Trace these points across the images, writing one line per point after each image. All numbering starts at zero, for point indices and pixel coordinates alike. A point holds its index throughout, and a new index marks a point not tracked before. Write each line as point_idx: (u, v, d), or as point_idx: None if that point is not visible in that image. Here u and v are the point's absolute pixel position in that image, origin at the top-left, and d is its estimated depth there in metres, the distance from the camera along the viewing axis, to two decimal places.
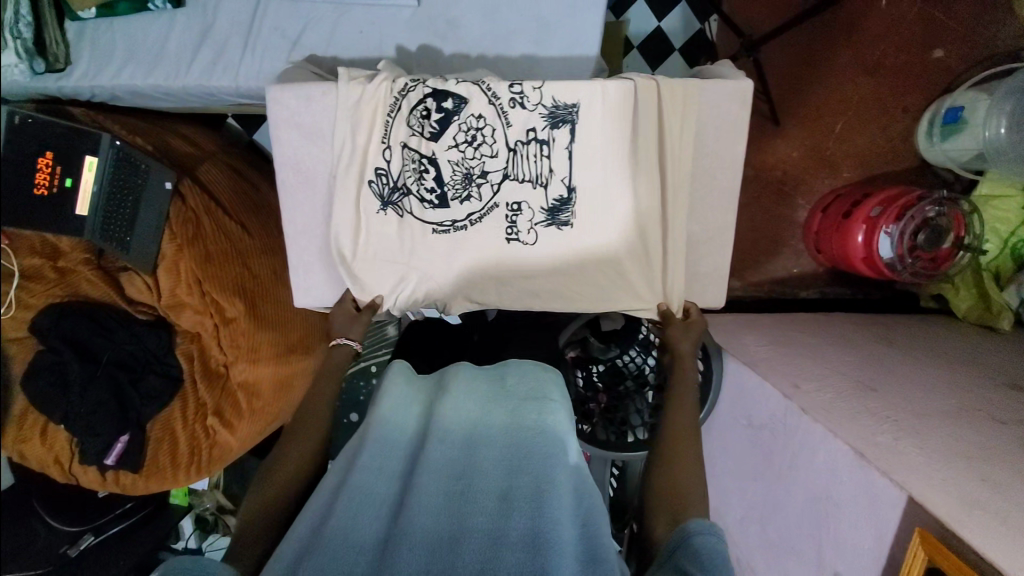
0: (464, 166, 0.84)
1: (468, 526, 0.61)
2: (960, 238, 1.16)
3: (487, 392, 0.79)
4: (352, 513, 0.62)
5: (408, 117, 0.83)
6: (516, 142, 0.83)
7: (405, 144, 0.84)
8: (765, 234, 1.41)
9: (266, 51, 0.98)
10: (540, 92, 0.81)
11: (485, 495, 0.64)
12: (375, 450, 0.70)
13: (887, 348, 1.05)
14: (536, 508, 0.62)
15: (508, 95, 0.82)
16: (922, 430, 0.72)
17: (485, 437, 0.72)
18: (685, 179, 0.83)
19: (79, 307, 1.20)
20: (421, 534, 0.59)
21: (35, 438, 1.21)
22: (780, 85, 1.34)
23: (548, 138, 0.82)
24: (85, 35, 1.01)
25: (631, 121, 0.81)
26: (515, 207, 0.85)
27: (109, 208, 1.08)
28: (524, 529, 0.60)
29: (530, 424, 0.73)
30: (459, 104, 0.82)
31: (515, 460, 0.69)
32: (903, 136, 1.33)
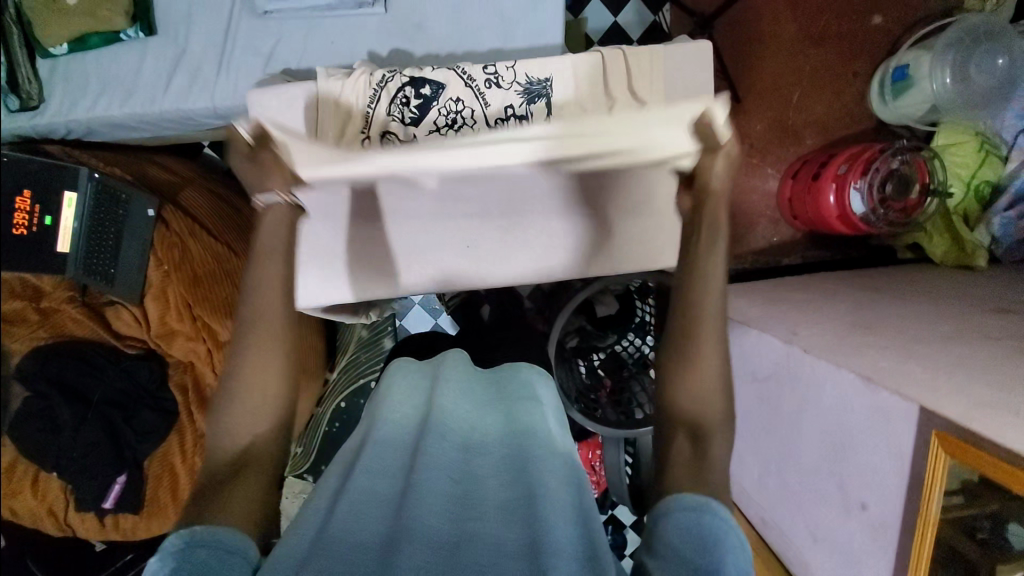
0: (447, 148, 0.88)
1: (468, 533, 0.60)
2: (926, 185, 1.22)
3: (482, 399, 0.81)
4: (355, 518, 0.60)
5: (388, 106, 0.87)
6: (494, 121, 0.88)
7: (390, 129, 0.87)
8: (742, 207, 1.45)
9: (239, 69, 1.00)
10: (513, 71, 0.87)
11: (484, 502, 0.65)
12: (378, 451, 0.70)
13: (874, 295, 1.09)
14: (531, 512, 0.62)
15: (482, 77, 0.87)
16: (921, 353, 0.74)
17: (481, 445, 0.73)
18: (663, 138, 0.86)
19: (66, 348, 1.16)
20: (423, 532, 0.58)
21: (25, 489, 1.16)
22: (738, 63, 1.41)
23: (526, 113, 0.87)
24: (58, 71, 1.02)
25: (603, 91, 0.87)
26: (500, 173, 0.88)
27: (92, 240, 1.07)
28: (522, 539, 0.59)
29: (525, 425, 0.74)
30: (436, 90, 0.87)
31: (512, 466, 0.69)
32: (858, 100, 1.40)
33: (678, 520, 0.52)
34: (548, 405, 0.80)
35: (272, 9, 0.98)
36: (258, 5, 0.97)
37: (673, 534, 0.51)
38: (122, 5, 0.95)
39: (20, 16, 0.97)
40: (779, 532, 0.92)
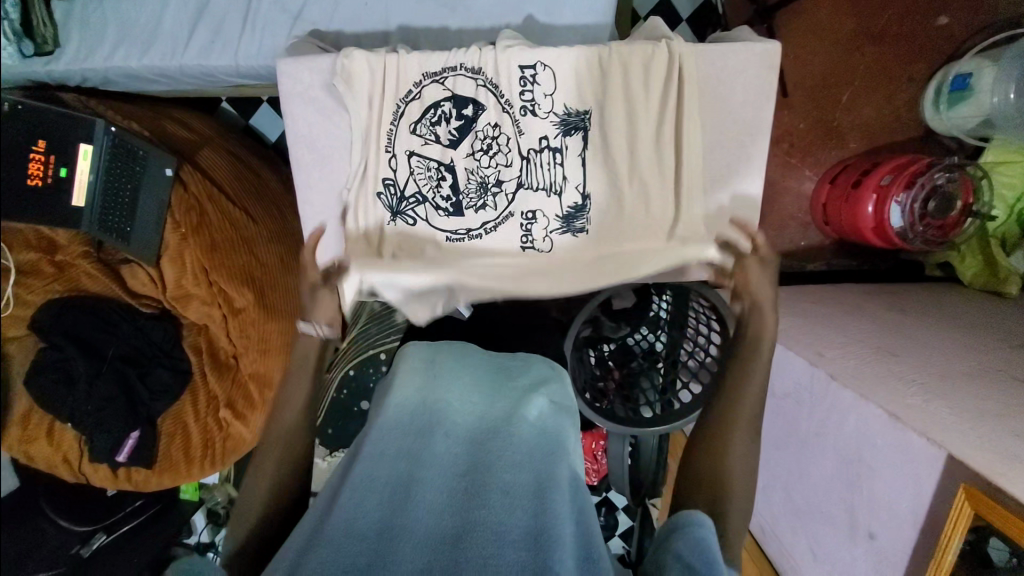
0: (479, 176, 0.82)
1: (472, 524, 0.58)
2: (968, 205, 1.17)
3: (492, 386, 0.78)
4: (352, 504, 0.60)
5: (417, 122, 0.81)
6: (529, 151, 0.81)
7: (415, 152, 0.82)
8: (773, 207, 1.41)
9: (266, 27, 0.94)
10: (551, 99, 0.80)
11: (489, 489, 0.62)
12: (379, 437, 0.68)
13: (901, 316, 1.06)
14: (539, 503, 0.61)
15: (519, 102, 0.80)
16: (951, 391, 0.73)
17: (492, 430, 0.70)
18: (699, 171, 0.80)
19: (80, 303, 1.16)
20: (423, 532, 0.58)
21: (41, 438, 1.19)
22: (790, 54, 1.33)
23: (560, 146, 0.81)
24: (73, 15, 0.96)
25: (658, 97, 0.79)
26: (530, 216, 0.83)
27: (107, 197, 1.04)
28: (526, 525, 0.59)
29: (532, 421, 0.72)
30: (477, 111, 0.81)
31: (523, 455, 0.67)
32: (908, 105, 1.33)
33: (682, 534, 0.56)
34: (556, 398, 0.77)
35: None
36: None
37: (676, 545, 0.55)
38: None
39: None
40: (781, 544, 0.94)
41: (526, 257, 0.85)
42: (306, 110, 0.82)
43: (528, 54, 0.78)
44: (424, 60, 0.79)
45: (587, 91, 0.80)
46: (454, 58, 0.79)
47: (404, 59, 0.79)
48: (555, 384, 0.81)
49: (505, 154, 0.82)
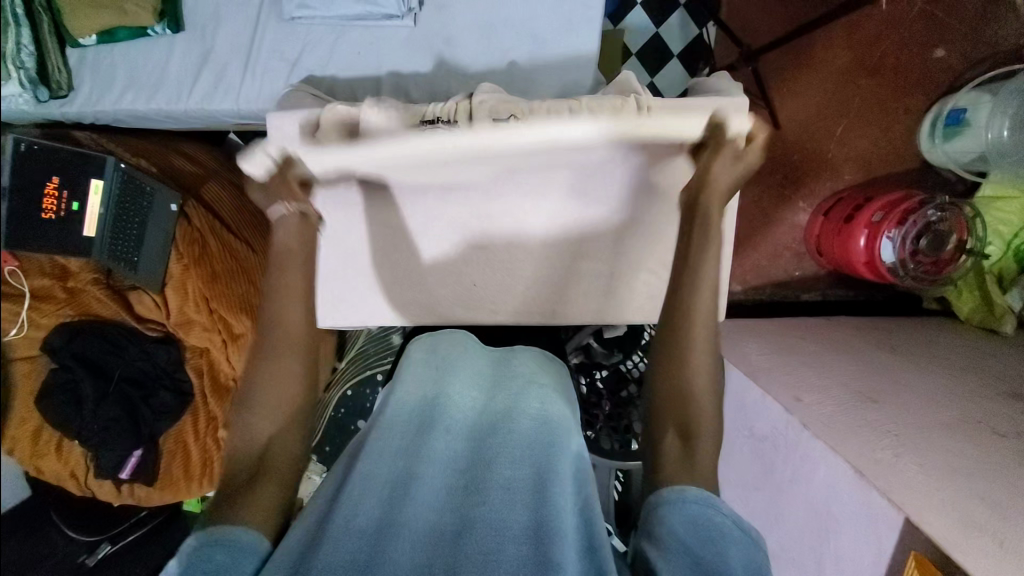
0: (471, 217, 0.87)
1: (473, 521, 0.59)
2: (962, 242, 1.16)
3: (490, 377, 0.76)
4: (354, 501, 0.60)
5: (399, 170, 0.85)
6: None
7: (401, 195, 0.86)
8: (767, 236, 1.41)
9: (265, 72, 0.99)
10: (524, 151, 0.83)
11: (489, 485, 0.63)
12: (380, 433, 0.68)
13: (888, 355, 1.06)
14: (539, 498, 0.61)
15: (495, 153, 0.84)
16: (920, 444, 0.73)
17: (492, 424, 0.69)
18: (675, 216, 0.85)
19: (89, 327, 1.22)
20: (423, 529, 0.60)
21: (50, 453, 1.24)
22: (784, 86, 1.33)
23: None
24: (89, 60, 1.03)
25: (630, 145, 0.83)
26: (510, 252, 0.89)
27: (117, 227, 1.09)
28: (527, 520, 0.59)
29: (532, 413, 0.70)
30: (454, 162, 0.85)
31: (523, 450, 0.66)
32: (905, 137, 1.32)
33: (685, 512, 0.58)
34: (558, 395, 0.75)
35: (300, 15, 0.95)
36: (287, 9, 0.94)
37: (679, 523, 0.58)
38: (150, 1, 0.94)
39: (50, 4, 0.96)
40: None
41: (511, 290, 0.93)
42: (294, 157, 0.85)
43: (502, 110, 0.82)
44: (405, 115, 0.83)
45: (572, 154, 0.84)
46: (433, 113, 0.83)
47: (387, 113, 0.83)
48: (552, 376, 0.80)
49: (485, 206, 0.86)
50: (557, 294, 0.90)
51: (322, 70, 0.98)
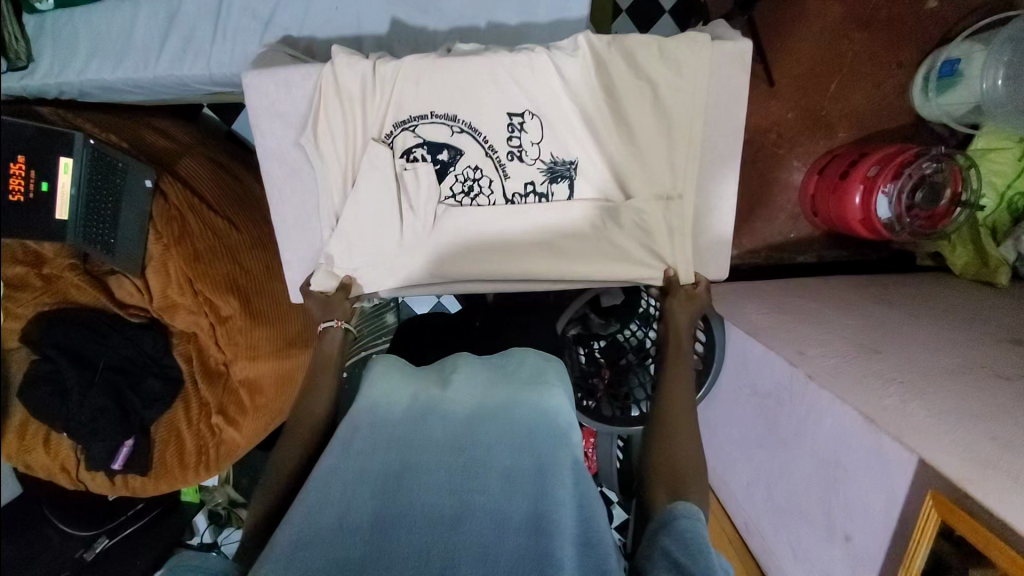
0: (464, 181, 0.85)
1: (471, 511, 0.63)
2: (957, 194, 1.16)
3: (489, 369, 0.80)
4: (348, 497, 0.65)
5: (410, 147, 0.84)
6: (514, 194, 0.86)
7: (410, 161, 0.84)
8: (762, 198, 1.39)
9: (238, 35, 0.93)
10: (538, 147, 0.84)
11: (488, 477, 0.66)
12: (373, 430, 0.71)
13: (887, 309, 1.06)
14: (539, 491, 0.64)
15: (506, 148, 0.84)
16: (927, 390, 0.73)
17: (491, 415, 0.72)
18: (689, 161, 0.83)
19: (68, 314, 1.17)
20: (422, 518, 0.63)
21: (38, 448, 1.21)
22: (777, 43, 1.31)
23: (546, 192, 0.86)
24: (47, 29, 0.96)
25: (639, 86, 0.81)
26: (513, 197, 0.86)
27: (89, 210, 1.04)
28: (525, 511, 0.63)
29: (531, 405, 0.73)
30: (454, 155, 0.85)
31: (521, 441, 0.69)
32: (898, 91, 1.31)
33: (676, 527, 0.61)
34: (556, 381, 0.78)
35: None
36: None
37: (670, 540, 0.60)
38: None
39: None
40: (763, 541, 0.95)
41: (524, 248, 0.87)
42: (272, 123, 0.83)
43: (518, 103, 0.83)
44: (406, 96, 0.82)
45: (562, 133, 0.84)
46: (421, 73, 0.81)
47: (386, 68, 0.81)
48: (551, 365, 0.82)
49: (488, 196, 0.86)
50: (555, 258, 0.87)
51: (297, 28, 0.92)
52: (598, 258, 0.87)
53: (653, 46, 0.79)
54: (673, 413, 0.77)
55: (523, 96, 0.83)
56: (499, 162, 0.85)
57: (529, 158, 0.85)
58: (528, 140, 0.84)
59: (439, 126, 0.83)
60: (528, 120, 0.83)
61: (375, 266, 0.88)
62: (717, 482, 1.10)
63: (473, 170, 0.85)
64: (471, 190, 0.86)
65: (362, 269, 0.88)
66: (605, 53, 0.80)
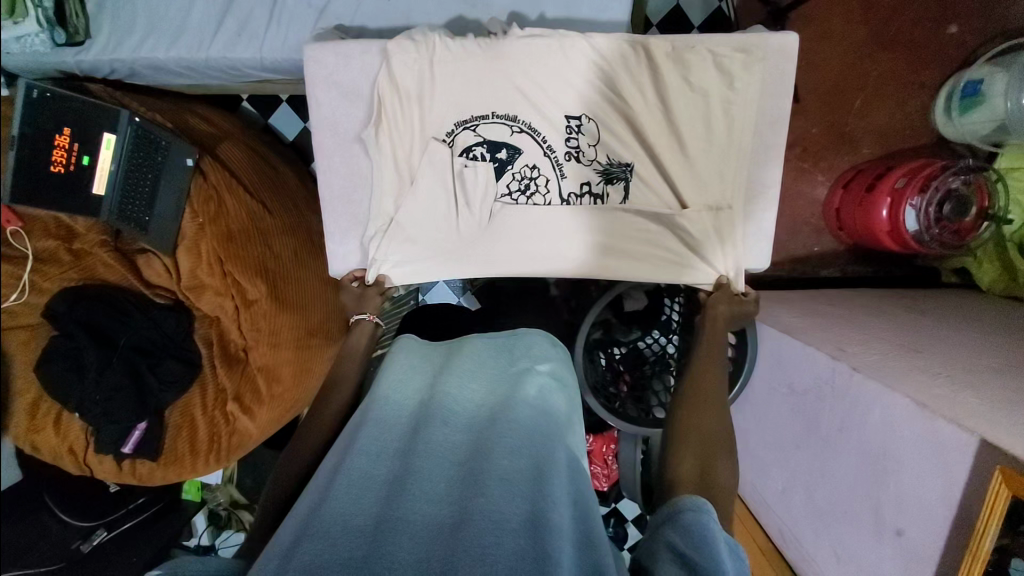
0: (521, 180, 0.84)
1: (471, 513, 0.58)
2: (984, 209, 1.17)
3: (489, 371, 0.79)
4: (350, 497, 0.61)
5: (471, 146, 0.82)
6: (569, 195, 0.84)
7: (468, 160, 0.82)
8: (787, 211, 1.41)
9: (292, 19, 0.96)
10: (595, 149, 0.82)
11: (487, 477, 0.62)
12: (374, 432, 0.69)
13: (920, 316, 1.05)
14: (537, 490, 0.62)
15: (563, 148, 0.83)
16: (977, 384, 0.72)
17: (489, 418, 0.71)
18: (743, 170, 0.81)
19: (92, 291, 1.16)
20: (422, 524, 0.59)
21: (48, 427, 1.18)
22: (804, 61, 1.34)
23: (601, 193, 0.84)
24: (106, 7, 0.99)
25: (702, 93, 0.78)
26: (568, 197, 0.84)
27: (127, 187, 1.06)
28: (524, 512, 0.59)
29: (528, 405, 0.73)
30: (512, 154, 0.83)
31: (520, 441, 0.67)
32: (921, 111, 1.34)
33: (681, 522, 0.59)
34: (550, 380, 0.80)
35: None
36: None
37: (674, 534, 0.58)
38: None
39: None
40: (800, 548, 0.91)
41: (568, 246, 0.85)
42: (330, 95, 0.80)
43: (577, 104, 0.80)
44: (463, 96, 0.80)
45: (618, 131, 0.81)
46: (480, 68, 0.79)
47: (444, 51, 0.78)
48: (549, 362, 0.83)
49: (544, 196, 0.84)
50: (599, 260, 0.86)
51: (349, 15, 0.96)
52: (647, 263, 0.85)
53: (710, 58, 0.77)
54: (694, 411, 0.75)
55: (582, 98, 0.80)
56: (556, 161, 0.83)
57: (586, 158, 0.83)
58: (585, 142, 0.82)
59: (499, 126, 0.82)
60: (586, 123, 0.81)
61: (416, 261, 0.86)
62: (748, 490, 1.07)
63: (531, 169, 0.83)
64: (527, 189, 0.84)
65: (405, 266, 0.87)
66: (660, 54, 0.77)
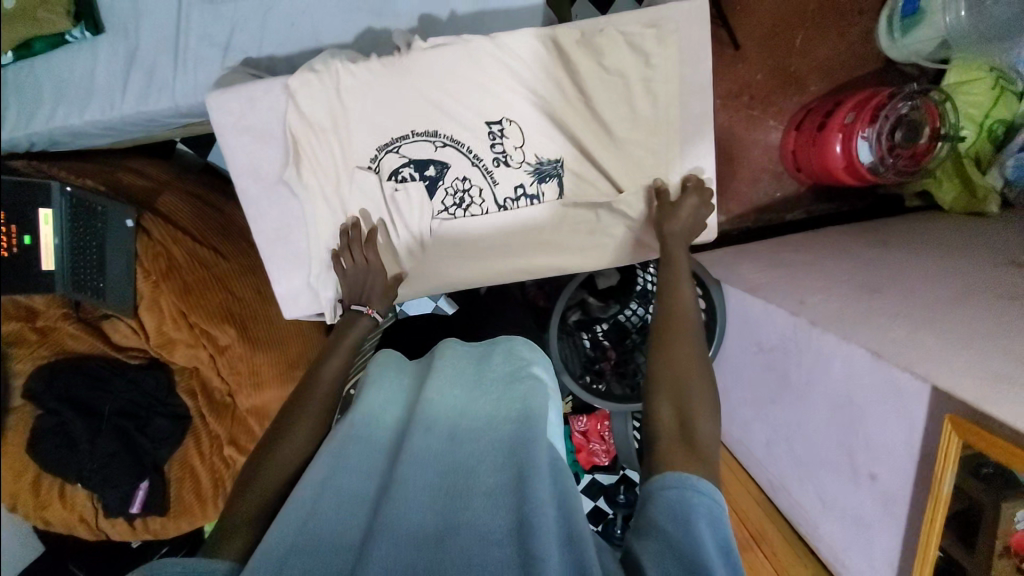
0: (455, 194, 0.83)
1: (454, 528, 0.53)
2: (937, 130, 1.16)
3: (472, 375, 0.72)
4: (331, 516, 0.55)
5: (397, 169, 0.81)
6: (506, 200, 0.83)
7: (400, 185, 0.81)
8: (745, 161, 1.39)
9: (199, 62, 0.93)
10: (522, 151, 0.81)
11: (471, 491, 0.56)
12: (355, 447, 0.62)
13: (880, 249, 1.05)
14: (521, 493, 0.54)
15: (490, 155, 0.81)
16: (934, 319, 0.72)
17: (473, 424, 0.64)
18: (674, 147, 0.81)
19: (69, 364, 1.17)
20: (404, 536, 0.52)
21: (54, 502, 1.19)
22: (737, 5, 1.30)
23: (537, 193, 0.83)
24: (7, 82, 0.96)
25: (619, 77, 0.77)
26: (506, 203, 0.83)
27: (75, 256, 1.03)
28: (509, 521, 0.53)
29: (514, 410, 0.64)
30: (441, 170, 0.82)
31: (505, 451, 0.60)
32: (864, 38, 1.31)
33: (663, 497, 0.54)
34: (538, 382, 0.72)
35: None
36: None
37: (656, 511, 0.53)
38: (63, 3, 0.87)
39: None
40: (789, 497, 0.94)
41: (517, 250, 0.85)
42: (243, 143, 0.78)
43: (494, 110, 0.79)
44: (378, 123, 0.79)
45: (540, 129, 0.80)
46: (391, 89, 0.78)
47: (346, 78, 0.76)
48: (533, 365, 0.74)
49: (480, 206, 0.83)
50: (549, 259, 0.85)
51: (255, 48, 0.92)
52: (596, 255, 0.85)
53: (623, 41, 0.75)
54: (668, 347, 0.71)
55: (499, 102, 0.79)
56: (485, 169, 0.82)
57: (515, 161, 0.81)
58: (511, 145, 0.81)
59: (422, 144, 0.80)
60: (507, 127, 0.80)
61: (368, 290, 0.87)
62: (736, 447, 1.09)
63: (462, 181, 0.82)
64: (462, 202, 0.83)
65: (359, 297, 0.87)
66: (566, 42, 0.75)
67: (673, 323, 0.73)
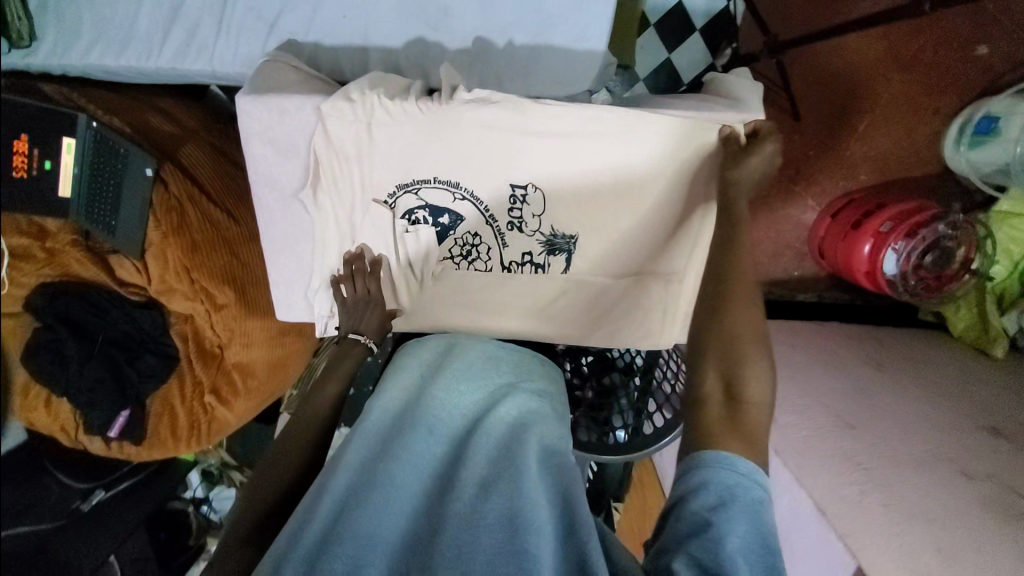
0: (463, 246, 0.85)
1: (446, 521, 0.57)
2: (968, 260, 1.13)
3: (478, 371, 0.73)
4: (333, 511, 0.57)
5: (412, 210, 0.82)
6: (511, 262, 0.85)
7: (413, 226, 0.84)
8: (772, 233, 1.35)
9: (242, 32, 0.90)
10: (539, 220, 0.82)
11: (464, 485, 0.59)
12: (358, 440, 0.64)
13: (877, 373, 1.02)
14: (509, 490, 0.57)
15: (506, 219, 0.82)
16: (889, 484, 0.74)
17: (472, 424, 0.66)
18: (680, 250, 0.84)
19: (69, 288, 1.20)
20: (397, 537, 0.58)
21: (40, 408, 1.26)
22: (808, 75, 1.24)
23: (543, 262, 0.85)
24: (47, 8, 0.94)
25: (648, 172, 0.77)
26: (510, 264, 0.86)
27: (91, 191, 1.05)
28: (499, 510, 0.56)
29: (507, 414, 0.66)
30: (454, 220, 0.83)
31: (495, 448, 0.62)
32: (930, 139, 1.25)
33: (699, 478, 0.56)
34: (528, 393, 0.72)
35: None
36: None
37: (692, 494, 0.55)
38: None
39: None
40: None
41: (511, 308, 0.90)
42: (268, 152, 0.79)
43: (521, 174, 0.79)
44: (403, 159, 0.78)
45: (560, 204, 0.80)
46: (423, 132, 0.76)
47: (379, 108, 0.74)
48: (528, 378, 0.75)
49: (484, 262, 0.86)
50: (542, 321, 0.90)
51: (302, 31, 0.89)
52: (582, 330, 0.90)
53: (660, 135, 0.74)
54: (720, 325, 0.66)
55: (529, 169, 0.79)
56: (498, 231, 0.83)
57: (529, 229, 0.82)
58: (529, 213, 0.81)
59: (441, 192, 0.81)
60: (530, 194, 0.80)
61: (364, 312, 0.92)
62: None
63: (472, 236, 0.84)
64: (468, 254, 0.86)
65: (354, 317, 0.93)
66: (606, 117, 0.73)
67: (738, 289, 0.66)
